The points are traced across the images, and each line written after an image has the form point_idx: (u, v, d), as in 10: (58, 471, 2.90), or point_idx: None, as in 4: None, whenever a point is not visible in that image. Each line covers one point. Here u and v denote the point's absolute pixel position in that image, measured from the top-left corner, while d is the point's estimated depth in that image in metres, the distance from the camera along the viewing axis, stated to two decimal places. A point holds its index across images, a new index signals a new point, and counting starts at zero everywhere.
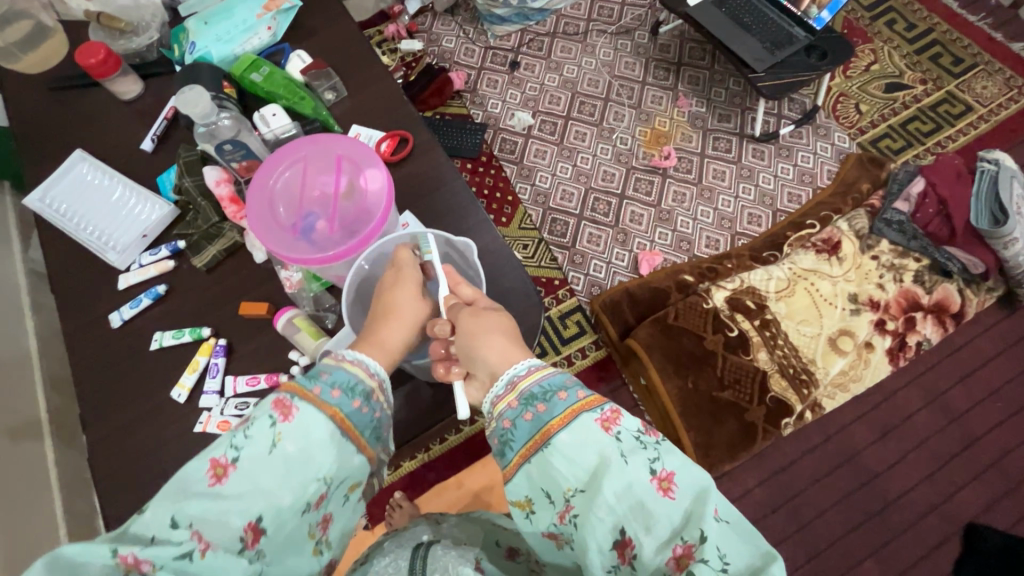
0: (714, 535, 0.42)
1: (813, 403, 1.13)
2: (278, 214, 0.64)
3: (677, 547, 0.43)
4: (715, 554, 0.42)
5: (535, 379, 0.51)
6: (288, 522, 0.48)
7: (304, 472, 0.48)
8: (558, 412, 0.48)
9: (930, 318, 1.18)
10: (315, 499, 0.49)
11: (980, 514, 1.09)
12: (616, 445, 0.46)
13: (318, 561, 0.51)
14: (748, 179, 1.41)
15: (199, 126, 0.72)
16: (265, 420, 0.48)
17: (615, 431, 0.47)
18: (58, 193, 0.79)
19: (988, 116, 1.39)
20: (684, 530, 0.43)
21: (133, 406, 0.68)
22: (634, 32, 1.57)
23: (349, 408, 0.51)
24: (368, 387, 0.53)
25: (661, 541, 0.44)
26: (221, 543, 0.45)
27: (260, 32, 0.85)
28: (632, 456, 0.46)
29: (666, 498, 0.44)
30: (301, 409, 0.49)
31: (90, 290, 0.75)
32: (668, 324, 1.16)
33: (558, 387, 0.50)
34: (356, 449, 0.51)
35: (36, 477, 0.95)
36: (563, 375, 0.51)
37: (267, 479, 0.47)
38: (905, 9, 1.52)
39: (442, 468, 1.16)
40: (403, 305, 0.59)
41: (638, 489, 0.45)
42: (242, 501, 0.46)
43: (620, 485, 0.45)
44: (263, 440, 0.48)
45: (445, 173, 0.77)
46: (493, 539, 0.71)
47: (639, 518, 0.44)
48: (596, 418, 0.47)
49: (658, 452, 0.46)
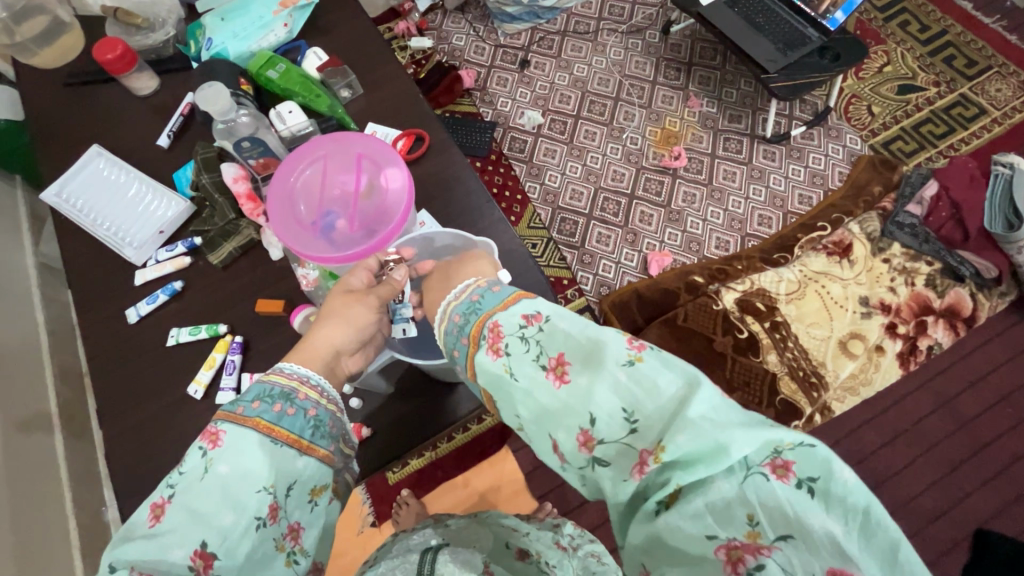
0: (604, 400, 0.40)
1: (822, 406, 1.13)
2: (298, 212, 0.63)
3: (582, 431, 0.40)
4: (614, 416, 0.39)
5: (446, 325, 0.50)
6: (242, 543, 0.43)
7: (242, 489, 0.44)
8: (466, 364, 0.48)
9: (941, 322, 1.17)
10: (267, 511, 0.44)
11: (989, 520, 1.09)
12: (505, 363, 0.45)
13: (294, 573, 0.46)
14: (758, 180, 1.40)
15: (218, 122, 0.73)
16: (196, 452, 0.46)
17: (503, 350, 0.45)
18: (75, 189, 0.79)
19: (1002, 119, 1.38)
20: (580, 410, 0.41)
21: (149, 402, 0.69)
22: (645, 32, 1.57)
23: (272, 415, 0.48)
24: (289, 388, 0.50)
25: (568, 430, 0.41)
26: (168, 572, 0.41)
27: (277, 29, 0.85)
28: (519, 365, 0.44)
29: (559, 385, 0.42)
30: (225, 430, 0.47)
31: (106, 285, 0.75)
32: (677, 326, 1.18)
33: (454, 342, 0.49)
34: (297, 452, 0.48)
35: (45, 470, 0.96)
36: (456, 310, 0.49)
37: (204, 505, 0.43)
38: (919, 11, 1.51)
39: (449, 467, 1.16)
40: (337, 310, 0.56)
41: (537, 391, 0.43)
42: (181, 530, 0.42)
43: (523, 396, 0.44)
44: (193, 471, 0.45)
45: (461, 172, 0.77)
46: (503, 542, 0.70)
47: (551, 419, 0.42)
48: (484, 350, 0.46)
49: (539, 343, 0.44)
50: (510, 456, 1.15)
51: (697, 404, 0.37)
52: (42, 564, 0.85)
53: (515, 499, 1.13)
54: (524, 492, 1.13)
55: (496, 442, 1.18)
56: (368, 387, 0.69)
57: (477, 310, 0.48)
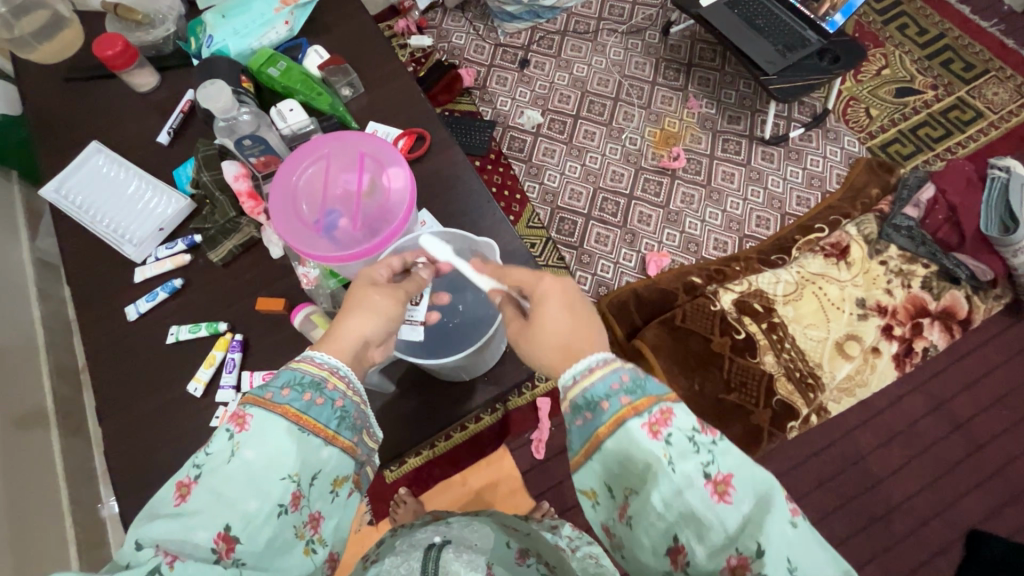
0: (779, 546, 0.39)
1: (818, 407, 1.14)
2: (301, 210, 0.63)
3: (732, 556, 0.40)
4: (781, 564, 0.39)
5: (598, 377, 0.46)
6: (264, 531, 0.43)
7: (267, 476, 0.44)
8: (602, 421, 0.45)
9: (937, 324, 1.18)
10: (290, 499, 0.44)
11: (982, 521, 1.10)
12: (664, 451, 0.42)
13: (311, 562, 0.46)
14: (757, 181, 1.40)
15: (219, 120, 0.73)
16: (222, 434, 0.46)
17: (664, 435, 0.43)
18: (74, 185, 0.79)
19: (999, 123, 1.39)
20: (740, 539, 0.40)
21: (149, 399, 0.68)
22: (645, 32, 1.57)
23: (301, 404, 0.47)
24: (320, 377, 0.49)
25: (714, 549, 0.40)
26: (191, 554, 0.41)
27: (278, 26, 0.84)
28: (681, 462, 0.41)
29: (722, 504, 0.40)
30: (255, 415, 0.46)
31: (105, 282, 0.75)
32: (676, 326, 1.16)
33: (602, 394, 0.45)
34: (323, 442, 0.47)
35: (41, 466, 0.95)
36: (619, 371, 0.46)
37: (229, 489, 0.43)
38: (917, 14, 1.52)
39: (447, 465, 1.16)
40: (360, 300, 0.54)
41: (689, 494, 0.41)
42: (206, 513, 0.42)
43: (670, 489, 0.41)
44: (220, 454, 0.44)
45: (462, 172, 0.77)
46: (505, 541, 0.69)
47: (692, 527, 0.41)
48: (642, 424, 0.43)
49: (712, 454, 0.42)
50: (508, 455, 1.16)
51: None
52: (38, 561, 0.84)
53: (513, 498, 1.13)
54: (522, 491, 1.13)
55: (494, 441, 1.18)
56: (370, 386, 0.69)
57: (643, 387, 0.45)
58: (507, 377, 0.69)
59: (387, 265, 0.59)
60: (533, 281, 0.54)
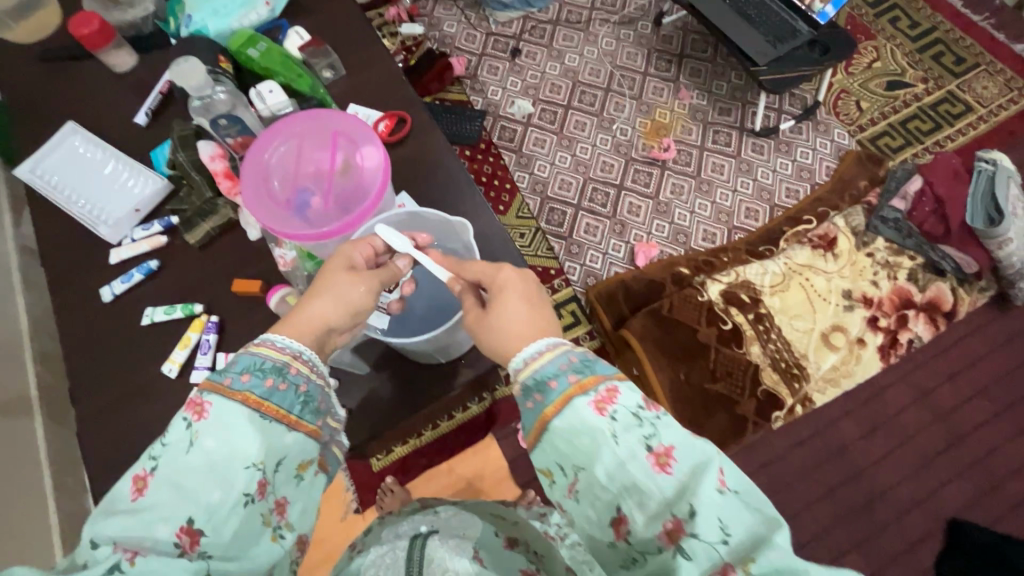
0: (712, 508, 0.39)
1: (803, 398, 1.14)
2: (272, 188, 0.63)
3: (668, 521, 0.40)
4: (715, 525, 0.39)
5: (547, 359, 0.47)
6: (228, 521, 0.43)
7: (229, 465, 0.44)
8: (552, 399, 0.44)
9: (922, 316, 1.18)
10: (255, 487, 0.44)
11: (963, 511, 1.11)
12: (609, 425, 0.42)
13: (281, 548, 0.45)
14: (746, 172, 1.40)
15: (195, 99, 0.71)
16: (180, 424, 0.45)
17: (610, 412, 0.43)
18: (50, 166, 0.78)
19: (988, 117, 1.40)
20: (676, 504, 0.40)
21: (124, 382, 0.68)
22: (637, 23, 1.56)
23: (262, 390, 0.47)
24: (282, 362, 0.49)
25: (652, 515, 0.40)
26: (154, 548, 0.40)
27: (258, 7, 0.83)
28: (624, 434, 0.42)
29: (663, 474, 0.41)
30: (214, 404, 0.45)
31: (81, 264, 0.74)
32: (663, 316, 1.16)
33: (551, 374, 0.46)
34: (286, 427, 0.47)
35: (22, 452, 0.95)
36: (567, 353, 0.47)
37: (189, 481, 0.42)
38: (909, 7, 1.51)
39: (432, 454, 1.16)
40: (331, 286, 0.53)
41: (632, 465, 0.41)
42: (167, 505, 0.41)
43: (614, 462, 0.41)
44: (178, 445, 0.43)
45: (443, 155, 0.76)
46: (493, 529, 0.70)
47: (633, 495, 0.41)
48: (589, 401, 0.43)
49: (655, 427, 0.42)
50: (494, 443, 1.16)
51: (783, 540, 0.39)
52: (17, 546, 0.84)
53: (498, 487, 1.13)
54: (508, 479, 1.13)
55: (480, 430, 1.18)
56: (343, 366, 0.68)
57: (590, 366, 0.46)
58: (483, 361, 0.69)
59: (366, 246, 0.58)
60: (492, 271, 0.54)
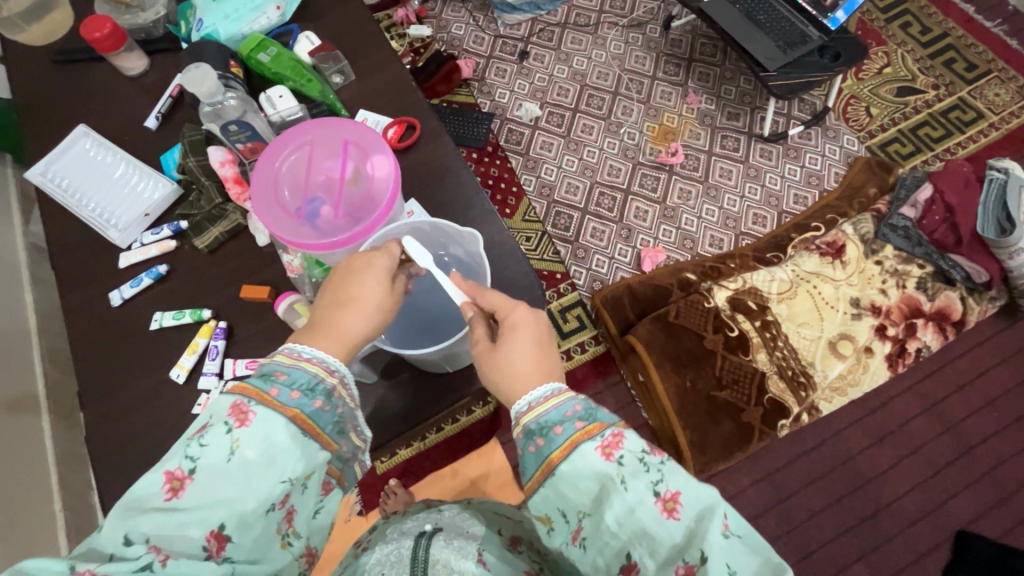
0: (721, 555, 0.38)
1: (810, 406, 1.13)
2: (283, 198, 0.63)
3: (679, 567, 0.39)
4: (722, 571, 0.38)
5: (552, 406, 0.47)
6: (255, 530, 0.43)
7: (266, 478, 0.43)
8: (558, 445, 0.44)
9: (930, 325, 1.17)
10: (282, 499, 0.44)
11: (970, 523, 1.10)
12: (617, 472, 0.42)
13: (289, 555, 0.46)
14: (754, 179, 1.40)
15: (205, 105, 0.71)
16: (220, 427, 0.44)
17: (616, 457, 0.42)
18: (60, 168, 0.78)
19: (999, 124, 1.38)
20: (685, 551, 0.39)
21: (134, 386, 0.68)
22: (646, 26, 1.55)
23: (310, 409, 0.47)
24: (329, 385, 0.49)
25: (662, 563, 0.40)
26: (183, 550, 0.41)
27: (268, 11, 0.84)
28: (633, 481, 0.41)
29: (671, 521, 0.40)
30: (259, 415, 0.45)
31: (90, 267, 0.74)
32: (670, 322, 1.15)
33: (556, 420, 0.46)
34: (320, 445, 0.47)
35: (30, 451, 0.95)
36: (572, 401, 0.47)
37: (224, 489, 0.42)
38: (921, 12, 1.50)
39: (436, 458, 1.16)
40: (361, 295, 0.53)
41: (640, 514, 0.40)
42: (203, 511, 0.41)
43: (622, 510, 0.41)
44: (218, 450, 0.43)
45: (452, 162, 0.76)
46: (496, 528, 0.70)
47: (642, 544, 0.40)
48: (595, 447, 0.43)
49: (661, 473, 0.41)
50: (499, 448, 1.16)
51: None
52: (24, 546, 0.84)
53: (501, 492, 1.13)
54: (510, 485, 1.13)
55: (484, 434, 1.18)
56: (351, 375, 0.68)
57: (595, 414, 0.46)
58: None
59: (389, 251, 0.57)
60: (508, 307, 0.54)
